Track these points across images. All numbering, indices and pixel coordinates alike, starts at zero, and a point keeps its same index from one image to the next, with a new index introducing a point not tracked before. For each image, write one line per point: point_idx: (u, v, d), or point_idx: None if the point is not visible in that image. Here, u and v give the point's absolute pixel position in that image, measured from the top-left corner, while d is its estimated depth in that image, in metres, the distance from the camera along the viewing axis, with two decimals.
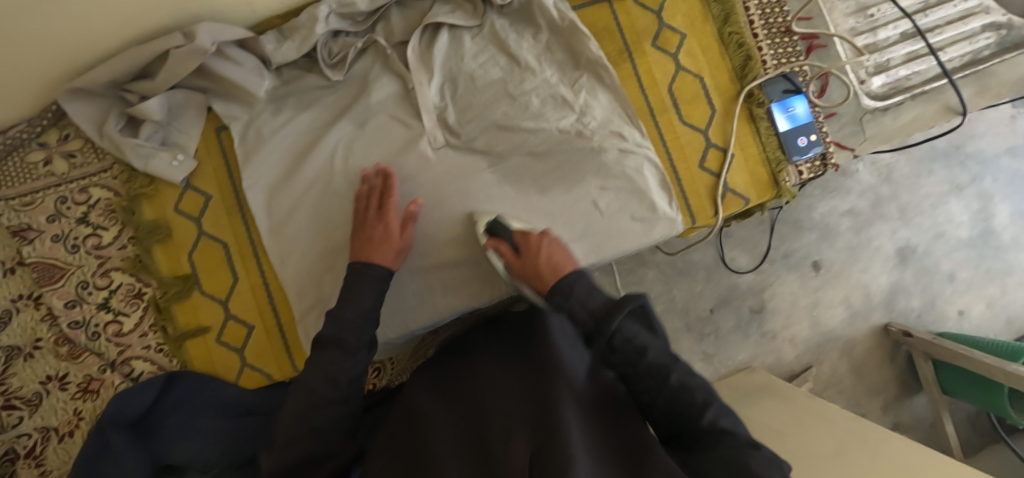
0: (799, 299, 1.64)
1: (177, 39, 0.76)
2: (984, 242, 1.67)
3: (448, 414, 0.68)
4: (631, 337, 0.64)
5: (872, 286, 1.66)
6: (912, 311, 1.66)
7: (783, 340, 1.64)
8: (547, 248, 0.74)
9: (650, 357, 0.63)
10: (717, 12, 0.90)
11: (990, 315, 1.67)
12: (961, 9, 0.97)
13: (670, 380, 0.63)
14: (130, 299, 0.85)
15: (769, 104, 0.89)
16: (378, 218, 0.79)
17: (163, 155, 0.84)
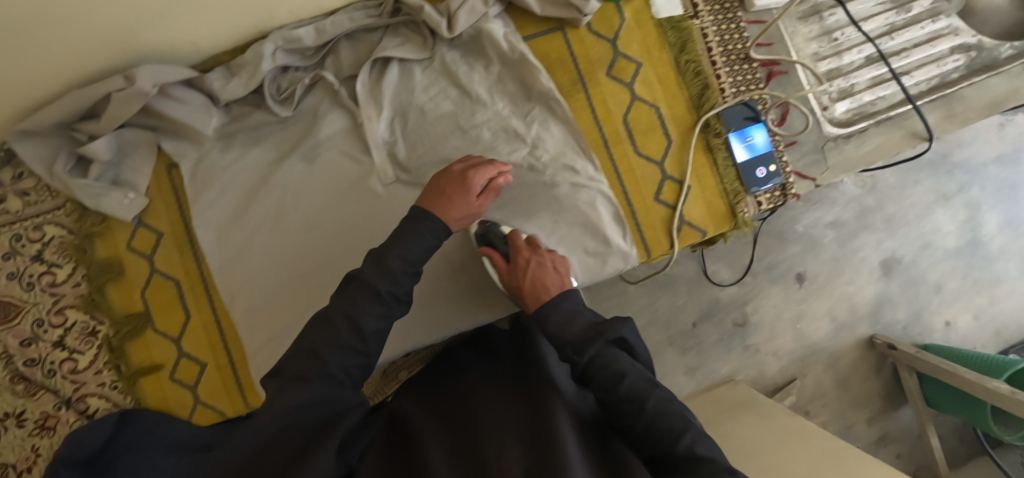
0: (782, 312, 1.55)
1: (118, 82, 0.75)
2: (973, 252, 1.59)
3: (433, 425, 0.60)
4: (610, 362, 0.63)
5: (857, 297, 1.57)
6: (898, 323, 1.57)
7: (766, 354, 1.54)
8: (535, 271, 0.76)
9: (627, 382, 0.60)
10: (674, 40, 0.88)
11: (978, 327, 1.59)
12: (929, 31, 0.95)
13: (644, 407, 0.59)
14: (84, 337, 0.85)
15: (726, 134, 0.87)
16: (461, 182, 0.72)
17: (114, 193, 0.83)
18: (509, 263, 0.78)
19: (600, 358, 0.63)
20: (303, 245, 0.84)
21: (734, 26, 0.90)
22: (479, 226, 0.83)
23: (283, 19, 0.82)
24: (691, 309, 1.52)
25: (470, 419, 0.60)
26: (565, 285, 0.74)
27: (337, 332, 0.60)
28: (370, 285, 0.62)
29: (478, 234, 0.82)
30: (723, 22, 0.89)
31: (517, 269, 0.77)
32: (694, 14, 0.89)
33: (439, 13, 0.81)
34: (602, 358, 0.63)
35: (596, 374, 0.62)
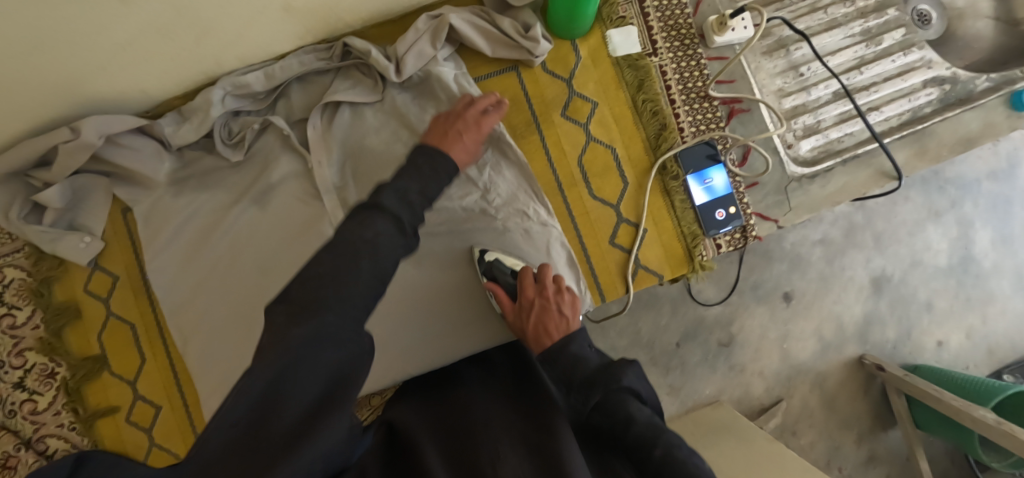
0: (768, 331, 1.40)
1: (64, 134, 0.76)
2: (964, 270, 1.45)
3: (427, 431, 0.57)
4: (622, 405, 0.57)
5: (845, 316, 1.42)
6: (888, 342, 1.43)
7: (752, 373, 1.39)
8: (540, 310, 0.75)
9: (635, 428, 0.54)
10: (631, 79, 0.86)
11: (971, 347, 1.45)
12: (900, 65, 0.92)
13: (652, 456, 0.52)
14: (44, 379, 0.86)
15: (684, 176, 0.85)
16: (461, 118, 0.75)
17: (70, 237, 0.84)
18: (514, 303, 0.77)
19: (610, 401, 0.58)
20: (253, 289, 0.84)
21: (694, 63, 0.88)
22: (483, 257, 0.82)
23: (232, 64, 0.81)
24: (674, 330, 1.37)
25: (467, 425, 0.57)
26: (570, 327, 0.72)
27: (359, 276, 0.53)
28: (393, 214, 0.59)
29: (482, 268, 0.81)
30: (682, 59, 0.88)
31: (522, 311, 0.76)
32: (652, 51, 0.87)
33: (386, 58, 0.80)
34: (611, 402, 0.57)
35: (604, 415, 0.57)
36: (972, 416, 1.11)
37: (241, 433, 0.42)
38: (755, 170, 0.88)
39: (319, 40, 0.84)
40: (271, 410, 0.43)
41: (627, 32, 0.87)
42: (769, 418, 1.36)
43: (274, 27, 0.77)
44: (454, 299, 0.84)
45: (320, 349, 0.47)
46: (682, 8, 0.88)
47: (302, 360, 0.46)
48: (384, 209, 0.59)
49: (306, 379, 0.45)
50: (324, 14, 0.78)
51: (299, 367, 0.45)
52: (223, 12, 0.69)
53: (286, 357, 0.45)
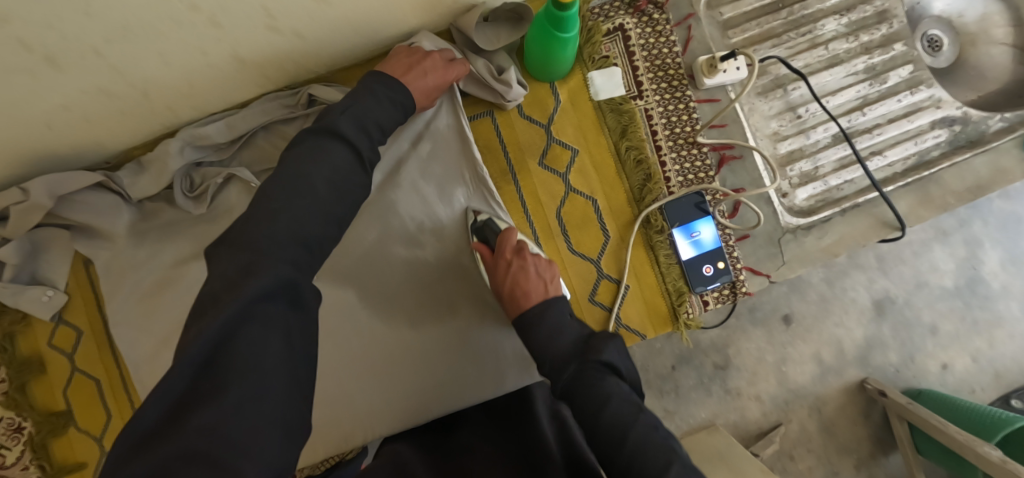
0: (766, 355, 1.25)
1: (15, 195, 0.73)
2: (971, 291, 1.29)
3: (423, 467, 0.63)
4: (600, 381, 0.60)
5: (846, 342, 1.27)
6: (891, 367, 1.27)
7: (748, 398, 1.24)
8: (514, 273, 0.73)
9: (611, 406, 0.58)
10: (614, 123, 0.81)
11: (978, 372, 1.29)
12: (907, 104, 0.86)
13: (629, 433, 0.56)
14: (11, 433, 0.83)
15: (670, 230, 0.80)
16: (415, 60, 0.72)
17: (33, 290, 0.81)
18: (494, 258, 0.75)
19: (584, 380, 0.61)
20: None
21: (682, 106, 0.82)
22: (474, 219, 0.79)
23: (189, 113, 0.77)
24: (669, 353, 1.23)
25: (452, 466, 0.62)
26: (545, 292, 0.72)
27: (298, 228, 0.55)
28: (350, 143, 0.62)
29: (473, 226, 0.79)
30: (669, 102, 0.82)
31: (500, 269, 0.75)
32: (637, 94, 0.82)
33: None
34: (587, 378, 0.61)
35: (579, 393, 0.60)
36: (977, 450, 0.99)
37: (193, 393, 0.45)
38: (746, 222, 0.83)
39: (282, 87, 0.81)
40: (222, 371, 0.46)
41: (610, 73, 0.81)
42: (766, 444, 1.20)
43: (227, 77, 0.72)
44: (423, 358, 0.79)
45: (266, 303, 0.50)
46: (670, 46, 0.82)
47: (252, 318, 0.48)
48: (343, 144, 0.61)
49: (258, 340, 0.48)
50: (281, 62, 0.74)
51: (248, 325, 0.48)
52: (166, 68, 0.65)
53: (236, 309, 0.47)
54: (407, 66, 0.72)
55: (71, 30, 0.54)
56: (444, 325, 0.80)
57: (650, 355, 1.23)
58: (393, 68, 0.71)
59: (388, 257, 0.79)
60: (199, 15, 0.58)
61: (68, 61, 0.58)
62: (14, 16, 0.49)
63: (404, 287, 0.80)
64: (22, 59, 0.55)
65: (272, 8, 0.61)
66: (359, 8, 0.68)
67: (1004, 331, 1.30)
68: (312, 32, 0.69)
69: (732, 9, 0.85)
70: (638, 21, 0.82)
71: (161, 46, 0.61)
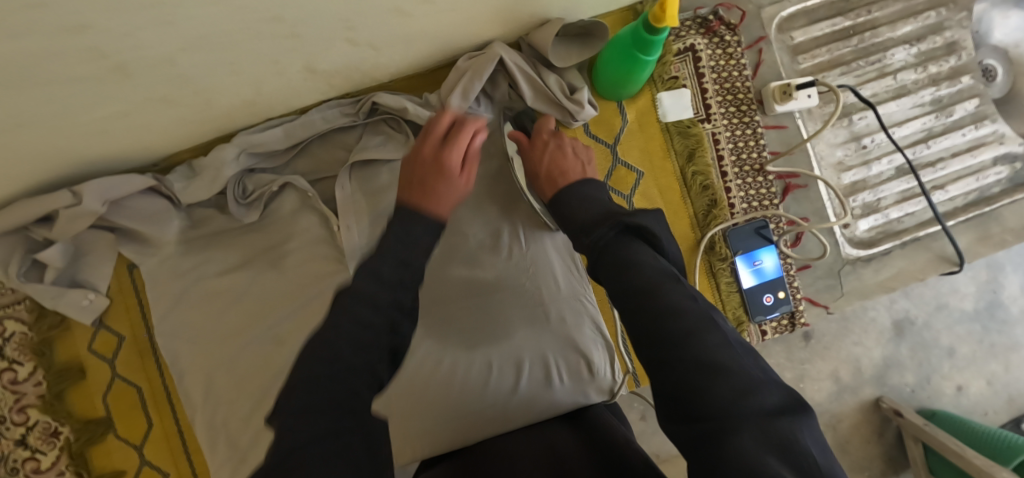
0: (784, 370, 1.15)
1: (66, 198, 0.70)
2: (990, 315, 1.17)
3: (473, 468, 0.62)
4: (635, 253, 0.52)
5: (864, 361, 1.15)
6: (907, 388, 1.16)
7: None
8: (552, 153, 0.75)
9: (637, 270, 0.49)
10: (681, 147, 0.79)
11: (992, 395, 1.17)
12: (971, 138, 0.85)
13: (664, 297, 0.47)
14: (46, 438, 0.83)
15: (733, 258, 0.79)
16: (438, 161, 0.65)
17: (73, 295, 0.78)
18: (531, 142, 0.77)
19: (614, 245, 0.53)
20: (263, 357, 0.78)
21: (750, 131, 0.81)
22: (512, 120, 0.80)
23: (247, 119, 0.74)
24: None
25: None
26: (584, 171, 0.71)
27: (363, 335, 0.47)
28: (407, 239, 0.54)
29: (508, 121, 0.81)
30: (737, 126, 0.81)
31: (537, 151, 0.76)
32: (705, 117, 0.80)
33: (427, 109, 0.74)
34: (620, 246, 0.53)
35: (608, 261, 0.53)
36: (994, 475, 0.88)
37: None
38: (808, 252, 0.83)
39: (344, 94, 0.77)
40: None
41: (679, 95, 0.79)
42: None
43: (290, 85, 0.69)
44: (474, 381, 0.76)
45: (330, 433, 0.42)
46: (740, 69, 0.81)
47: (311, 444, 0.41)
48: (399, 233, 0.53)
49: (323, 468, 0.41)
50: (347, 73, 0.71)
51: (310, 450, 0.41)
52: (233, 77, 0.62)
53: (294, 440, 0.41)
54: (430, 171, 0.64)
55: (150, 41, 0.50)
56: (498, 348, 0.77)
57: None
58: (422, 186, 0.62)
59: (446, 276, 0.79)
60: (280, 26, 0.55)
61: (138, 70, 0.55)
62: (96, 25, 0.46)
63: (461, 308, 0.79)
64: (94, 67, 0.52)
65: (354, 21, 0.58)
66: (437, 23, 0.65)
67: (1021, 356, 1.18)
68: (386, 44, 0.66)
69: (803, 34, 0.83)
70: (709, 42, 0.80)
71: (234, 56, 0.58)
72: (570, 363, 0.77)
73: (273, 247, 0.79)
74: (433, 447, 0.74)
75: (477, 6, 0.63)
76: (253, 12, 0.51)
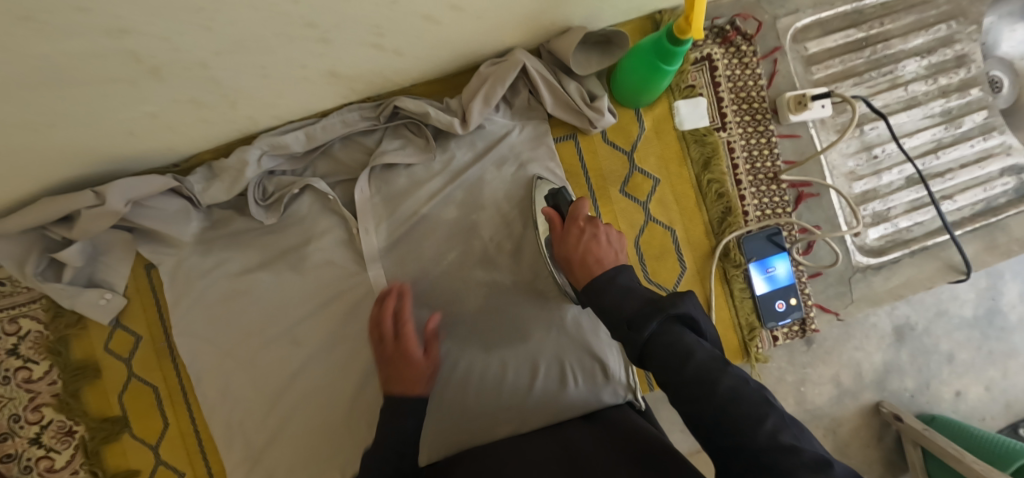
0: (786, 374, 1.16)
1: (87, 198, 0.70)
2: (989, 322, 1.19)
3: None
4: (679, 338, 0.51)
5: (864, 366, 1.16)
6: (906, 393, 1.17)
7: None
8: (585, 242, 0.67)
9: (694, 362, 0.49)
10: (697, 155, 0.81)
11: (990, 401, 1.18)
12: (979, 149, 0.87)
13: (719, 385, 0.49)
14: (61, 437, 0.83)
15: (746, 265, 0.81)
16: (399, 348, 0.72)
17: (90, 293, 0.79)
18: (564, 227, 0.70)
19: (668, 334, 0.52)
20: (280, 358, 0.79)
21: (764, 140, 0.82)
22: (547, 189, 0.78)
23: (268, 122, 0.74)
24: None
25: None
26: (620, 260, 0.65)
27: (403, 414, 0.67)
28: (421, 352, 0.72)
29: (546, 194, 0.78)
30: (752, 135, 0.82)
31: (571, 237, 0.69)
32: (720, 125, 0.82)
33: (448, 113, 0.74)
34: (666, 334, 0.52)
35: (660, 347, 0.51)
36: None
37: None
38: (820, 259, 0.84)
39: (365, 98, 0.77)
40: None
41: (696, 104, 0.80)
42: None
43: (314, 89, 0.70)
44: (493, 383, 0.79)
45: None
46: (756, 79, 0.82)
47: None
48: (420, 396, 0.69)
49: None
50: (370, 77, 0.71)
51: None
52: (261, 81, 0.63)
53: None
54: (397, 359, 0.71)
55: (186, 45, 0.51)
56: (515, 350, 0.79)
57: None
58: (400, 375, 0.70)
59: (462, 280, 0.80)
60: (312, 32, 0.56)
61: (170, 72, 0.55)
62: (136, 29, 0.46)
63: (479, 311, 0.80)
64: (128, 70, 0.52)
65: (383, 28, 0.59)
66: (462, 30, 0.66)
67: (1019, 363, 1.19)
68: (411, 50, 0.67)
69: (817, 44, 0.85)
70: (725, 51, 0.81)
71: (264, 60, 0.59)
72: (585, 366, 0.80)
73: (292, 249, 0.79)
74: (455, 444, 0.78)
75: (503, 13, 0.64)
76: (288, 18, 0.52)
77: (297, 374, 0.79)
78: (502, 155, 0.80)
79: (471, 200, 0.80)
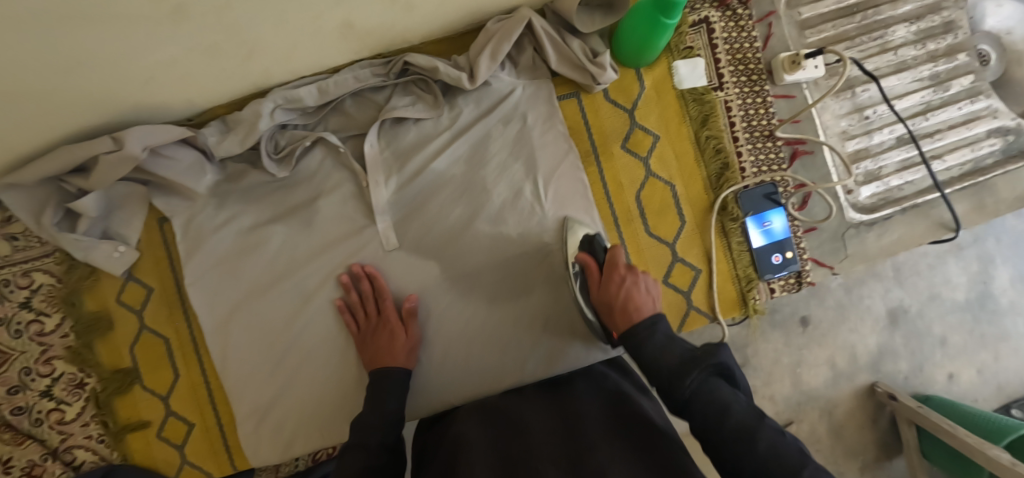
0: (782, 357, 1.16)
1: (106, 144, 0.71)
2: (980, 306, 1.19)
3: (491, 444, 0.59)
4: (713, 392, 0.57)
5: (860, 348, 1.17)
6: (900, 375, 1.18)
7: (761, 400, 1.15)
8: (627, 288, 0.69)
9: (733, 415, 0.55)
10: (695, 114, 0.83)
11: (982, 384, 1.19)
12: (966, 112, 0.90)
13: (756, 449, 0.53)
14: (72, 389, 0.84)
15: (743, 219, 0.83)
16: (380, 323, 0.78)
17: (103, 246, 0.80)
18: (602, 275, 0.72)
19: (704, 386, 0.57)
20: (292, 310, 0.81)
21: (760, 99, 0.85)
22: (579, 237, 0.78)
23: (282, 76, 0.77)
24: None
25: (514, 444, 0.58)
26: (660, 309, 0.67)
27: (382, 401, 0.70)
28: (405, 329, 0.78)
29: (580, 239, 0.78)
30: (748, 95, 0.85)
31: (611, 284, 0.70)
32: (718, 85, 0.85)
33: (456, 68, 0.77)
34: (703, 392, 0.57)
35: (696, 407, 0.57)
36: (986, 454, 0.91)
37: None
38: (814, 215, 0.87)
39: (375, 55, 0.80)
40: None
41: (694, 64, 0.83)
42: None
43: (328, 42, 0.72)
44: (499, 334, 0.81)
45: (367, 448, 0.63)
46: (751, 41, 0.85)
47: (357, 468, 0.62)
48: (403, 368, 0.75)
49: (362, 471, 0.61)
50: (383, 33, 0.74)
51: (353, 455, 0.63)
52: (280, 29, 0.65)
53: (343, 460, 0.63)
54: (379, 334, 0.77)
55: None
56: (521, 301, 0.82)
57: None
58: (384, 355, 0.75)
59: (466, 235, 0.81)
60: None
61: (196, 12, 0.57)
62: None
63: (486, 264, 0.81)
64: (156, 8, 0.55)
65: None
66: None
67: (1011, 345, 1.20)
68: (424, 4, 0.70)
69: (810, 9, 0.88)
70: (722, 15, 0.84)
71: (284, 5, 0.61)
72: None
73: (302, 206, 0.81)
74: (464, 396, 0.81)
75: None
76: None
77: (308, 325, 0.81)
78: (509, 113, 0.82)
79: (477, 155, 0.82)
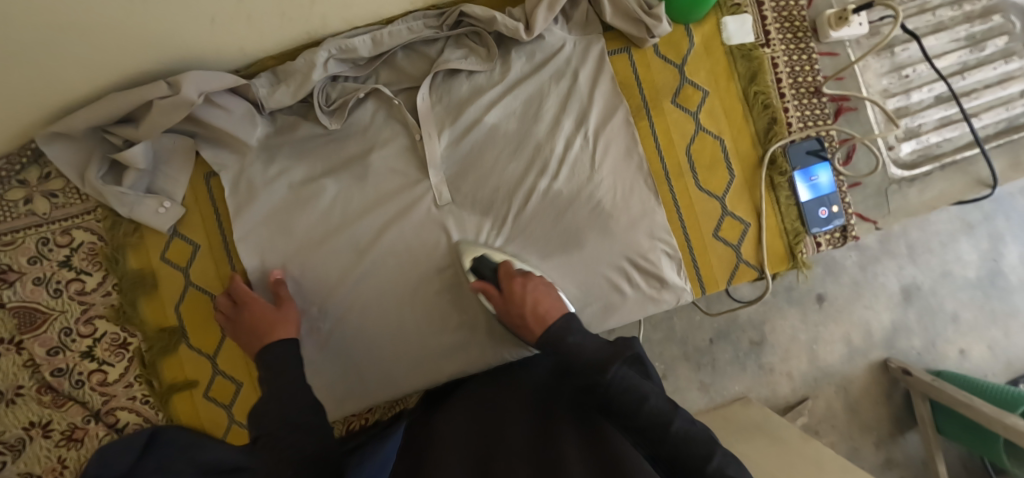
0: (798, 334, 1.16)
1: (161, 89, 0.70)
2: (991, 282, 1.20)
3: (463, 439, 0.57)
4: (626, 385, 0.57)
5: (873, 324, 1.18)
6: (914, 352, 1.19)
7: (780, 374, 1.16)
8: (532, 294, 0.73)
9: (649, 405, 0.55)
10: (744, 69, 0.84)
11: (993, 360, 1.20)
12: (1001, 72, 0.92)
13: (667, 431, 0.54)
14: (114, 350, 0.82)
15: (791, 173, 0.84)
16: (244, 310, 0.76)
17: (148, 202, 0.79)
18: (504, 295, 0.73)
19: (624, 379, 0.58)
20: (343, 264, 0.79)
21: (805, 56, 0.86)
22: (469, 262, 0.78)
23: (338, 26, 0.76)
24: (707, 326, 1.14)
25: (493, 442, 0.55)
26: (565, 309, 0.72)
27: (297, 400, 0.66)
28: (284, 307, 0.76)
29: (470, 266, 0.77)
30: (794, 52, 0.86)
31: (515, 299, 0.73)
32: (765, 42, 0.86)
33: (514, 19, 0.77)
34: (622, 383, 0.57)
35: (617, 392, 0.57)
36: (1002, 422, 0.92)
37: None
38: (858, 169, 0.88)
39: (429, 7, 0.80)
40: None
41: (742, 20, 0.84)
42: (796, 418, 1.12)
43: None
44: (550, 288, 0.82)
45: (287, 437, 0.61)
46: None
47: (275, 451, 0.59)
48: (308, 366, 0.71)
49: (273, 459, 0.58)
50: None
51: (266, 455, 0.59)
52: None
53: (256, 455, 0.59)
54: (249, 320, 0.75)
55: None
56: None
57: (690, 328, 1.13)
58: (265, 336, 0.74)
59: (521, 189, 0.80)
60: None
61: None
62: None
63: (540, 220, 0.80)
64: None
65: None
66: None
67: (1021, 322, 1.21)
68: None
69: None
70: None
71: None
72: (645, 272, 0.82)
73: (353, 161, 0.80)
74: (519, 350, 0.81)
75: None
76: None
77: (360, 281, 0.79)
78: (560, 68, 0.82)
79: (529, 110, 0.81)
